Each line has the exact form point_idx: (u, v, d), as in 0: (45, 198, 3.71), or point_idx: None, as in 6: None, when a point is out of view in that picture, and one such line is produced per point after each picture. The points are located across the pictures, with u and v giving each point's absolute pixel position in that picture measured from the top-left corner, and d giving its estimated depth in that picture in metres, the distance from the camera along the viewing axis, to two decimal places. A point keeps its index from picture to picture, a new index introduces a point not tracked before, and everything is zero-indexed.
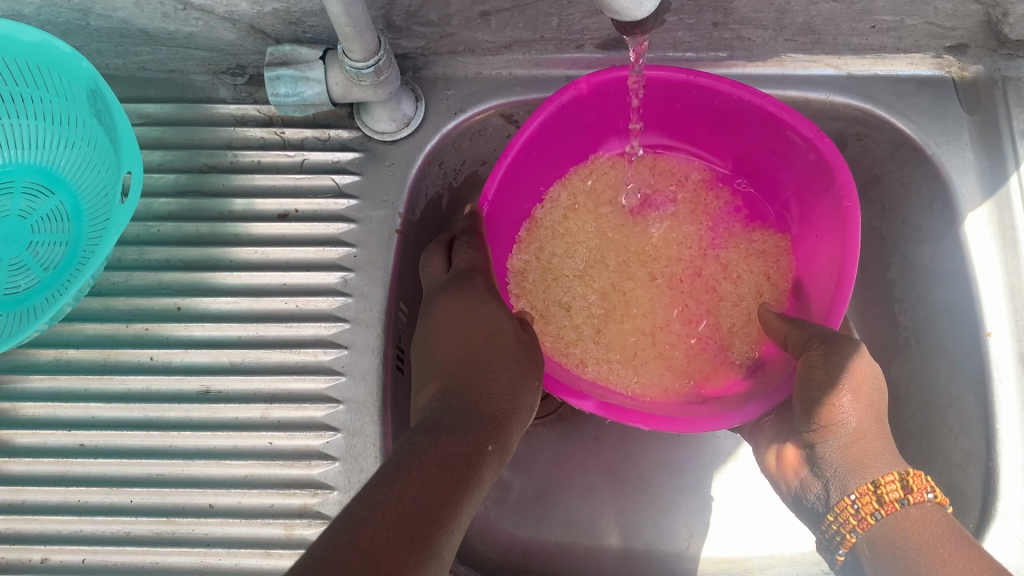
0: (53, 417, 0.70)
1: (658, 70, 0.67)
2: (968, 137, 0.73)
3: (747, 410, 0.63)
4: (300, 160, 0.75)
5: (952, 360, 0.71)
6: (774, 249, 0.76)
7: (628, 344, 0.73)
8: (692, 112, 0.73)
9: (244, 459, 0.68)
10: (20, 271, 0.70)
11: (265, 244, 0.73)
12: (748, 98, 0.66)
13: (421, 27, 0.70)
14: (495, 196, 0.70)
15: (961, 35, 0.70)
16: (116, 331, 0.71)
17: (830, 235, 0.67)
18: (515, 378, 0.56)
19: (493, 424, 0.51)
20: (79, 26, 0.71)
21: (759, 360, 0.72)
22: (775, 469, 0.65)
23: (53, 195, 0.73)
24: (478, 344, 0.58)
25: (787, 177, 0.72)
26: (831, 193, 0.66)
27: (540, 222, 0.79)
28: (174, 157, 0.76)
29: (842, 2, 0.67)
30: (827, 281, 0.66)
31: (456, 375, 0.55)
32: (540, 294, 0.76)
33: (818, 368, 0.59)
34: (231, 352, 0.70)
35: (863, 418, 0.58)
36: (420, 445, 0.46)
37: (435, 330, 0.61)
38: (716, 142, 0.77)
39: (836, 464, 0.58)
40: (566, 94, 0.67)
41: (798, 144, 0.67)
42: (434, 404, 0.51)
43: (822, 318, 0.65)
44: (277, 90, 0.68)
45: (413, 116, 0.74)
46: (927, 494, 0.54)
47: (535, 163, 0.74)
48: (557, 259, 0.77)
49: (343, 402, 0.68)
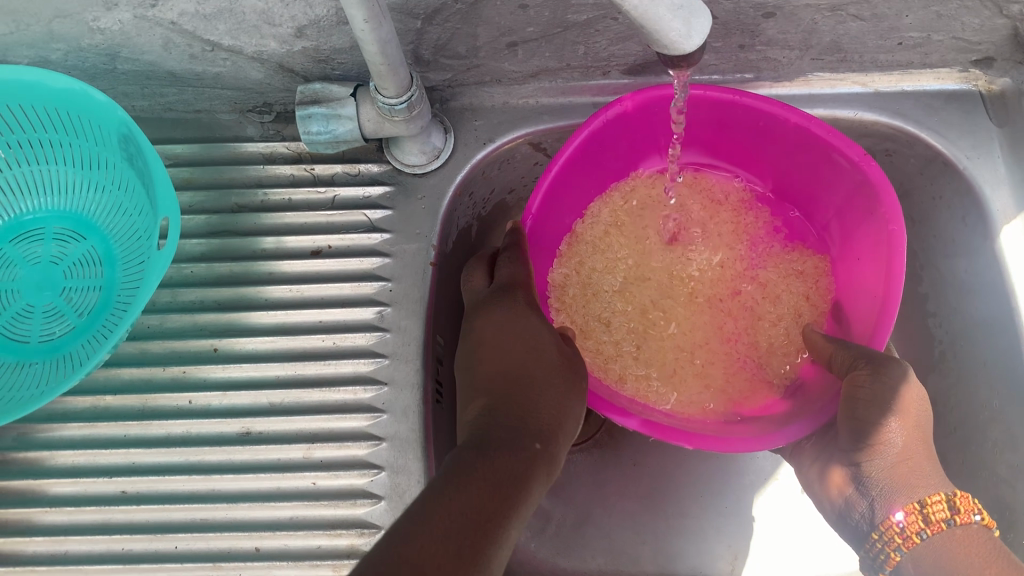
0: (94, 465, 0.70)
1: (703, 90, 0.69)
2: (998, 150, 0.73)
3: (788, 431, 0.62)
4: (331, 196, 0.75)
5: (992, 375, 0.71)
6: (813, 270, 0.75)
7: (668, 361, 0.73)
8: (735, 132, 0.74)
9: (288, 501, 0.68)
10: (55, 318, 0.70)
11: (300, 282, 0.73)
12: (795, 120, 0.67)
13: (449, 60, 0.70)
14: (540, 210, 0.70)
15: (987, 48, 0.70)
16: (154, 375, 0.72)
17: (873, 259, 0.67)
18: (563, 393, 0.56)
19: (542, 439, 0.51)
20: (106, 70, 0.71)
21: (796, 383, 0.72)
22: (818, 484, 0.65)
23: (85, 240, 0.73)
24: (521, 360, 0.58)
25: (828, 198, 0.73)
26: (875, 217, 0.66)
27: (580, 238, 0.79)
28: (204, 198, 0.76)
29: (870, 21, 0.67)
30: (870, 303, 0.66)
31: (502, 392, 0.54)
32: (580, 308, 0.76)
33: (863, 387, 0.57)
34: (271, 393, 0.70)
35: (910, 439, 0.57)
36: (468, 462, 0.46)
37: (482, 348, 0.60)
38: (758, 162, 0.77)
39: (882, 484, 0.58)
40: (610, 111, 0.67)
41: (841, 166, 0.68)
42: (483, 423, 0.51)
43: (864, 340, 0.65)
44: (310, 128, 0.68)
45: (443, 148, 0.74)
46: (973, 515, 0.56)
47: (576, 184, 0.74)
48: (596, 275, 0.77)
49: (385, 439, 0.68)
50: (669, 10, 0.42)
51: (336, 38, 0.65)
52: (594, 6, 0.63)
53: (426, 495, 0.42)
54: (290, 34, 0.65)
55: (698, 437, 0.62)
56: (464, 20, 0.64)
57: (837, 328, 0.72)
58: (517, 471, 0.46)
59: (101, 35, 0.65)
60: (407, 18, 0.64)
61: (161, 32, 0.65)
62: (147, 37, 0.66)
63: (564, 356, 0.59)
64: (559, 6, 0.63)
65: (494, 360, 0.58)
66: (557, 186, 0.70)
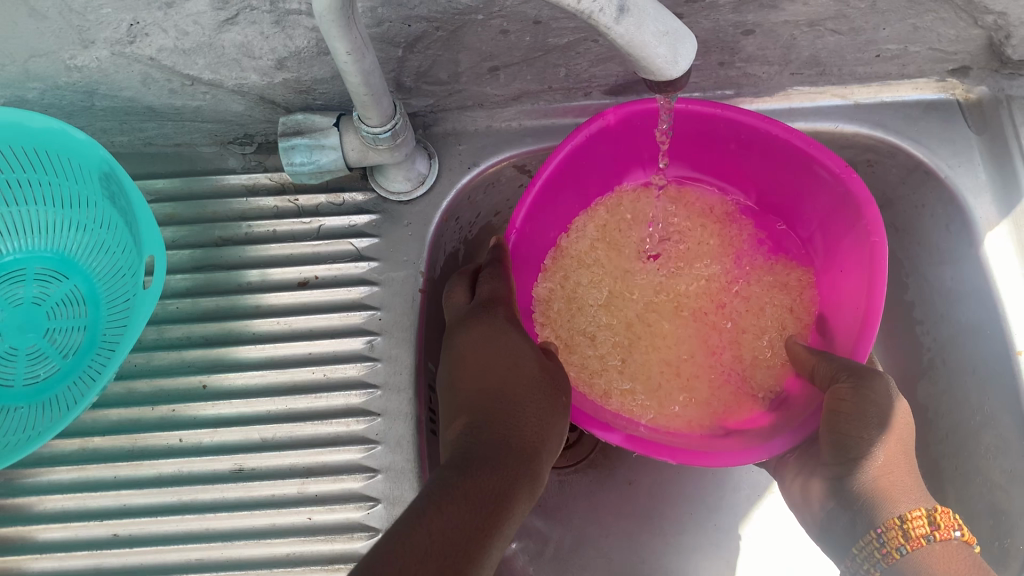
0: (84, 509, 0.68)
1: (688, 103, 0.69)
2: (979, 158, 0.73)
3: (771, 445, 0.62)
4: (316, 226, 0.75)
5: (981, 382, 0.71)
6: (797, 283, 0.76)
7: (652, 375, 0.72)
8: (718, 145, 0.74)
9: (283, 537, 0.67)
10: (39, 359, 0.69)
11: (287, 314, 0.72)
12: (777, 132, 0.67)
13: (431, 86, 0.70)
14: (523, 225, 0.70)
15: (964, 58, 0.71)
16: (142, 414, 0.71)
17: (855, 270, 0.67)
18: (548, 409, 0.55)
19: (527, 456, 0.50)
20: (83, 107, 0.70)
21: (780, 396, 0.71)
22: (801, 499, 0.64)
23: (67, 279, 0.72)
24: (502, 376, 0.56)
25: (811, 209, 0.73)
26: (857, 230, 0.66)
27: (565, 252, 0.78)
28: (187, 233, 0.75)
29: (849, 35, 0.67)
30: (853, 315, 0.66)
31: (485, 408, 0.53)
32: (564, 321, 0.75)
33: (846, 401, 0.58)
34: (263, 428, 0.69)
35: (892, 453, 0.57)
36: (451, 482, 0.45)
37: (462, 366, 0.59)
38: (741, 175, 0.77)
39: (861, 497, 0.57)
40: (593, 125, 0.67)
41: (823, 178, 0.68)
42: (465, 442, 0.50)
43: (848, 352, 0.65)
44: (292, 159, 0.67)
45: (428, 173, 0.74)
46: (954, 531, 0.54)
47: (558, 200, 0.74)
48: (581, 289, 0.77)
49: (380, 471, 0.68)
50: (655, 36, 0.42)
51: (316, 68, 0.65)
52: (575, 29, 0.63)
53: (408, 515, 0.42)
54: (270, 66, 0.65)
55: (681, 451, 0.61)
56: (446, 46, 0.64)
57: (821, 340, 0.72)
58: (500, 489, 0.46)
59: (78, 72, 0.65)
60: (388, 46, 0.64)
61: (139, 68, 0.64)
62: (126, 73, 0.65)
63: (546, 368, 0.59)
64: (540, 30, 0.63)
65: (474, 378, 0.57)
66: (538, 204, 0.70)
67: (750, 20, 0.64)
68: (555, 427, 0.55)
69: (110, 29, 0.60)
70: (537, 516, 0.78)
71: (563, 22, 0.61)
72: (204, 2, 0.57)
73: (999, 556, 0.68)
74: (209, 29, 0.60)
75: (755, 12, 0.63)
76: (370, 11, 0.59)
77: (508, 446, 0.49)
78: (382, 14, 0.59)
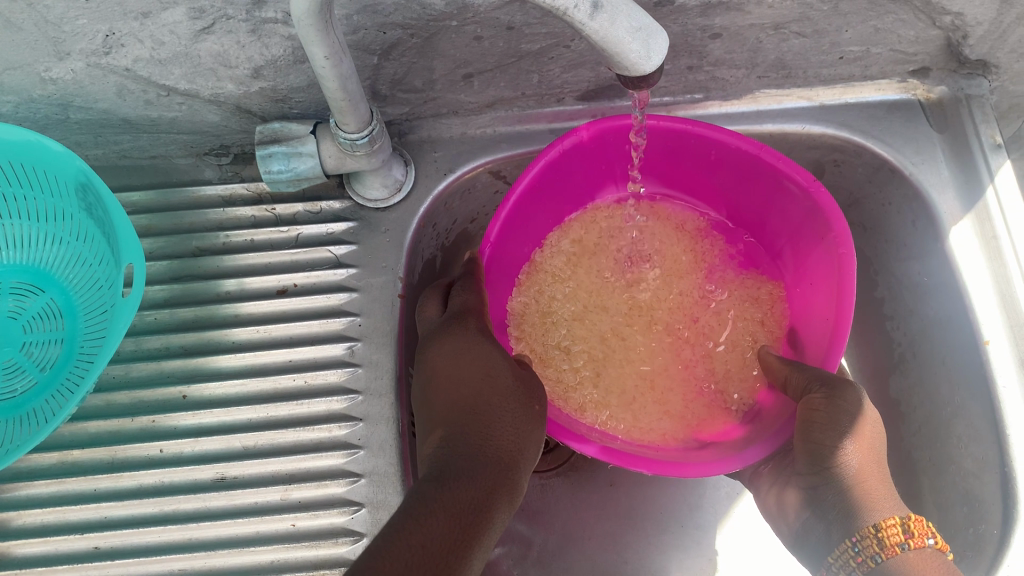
0: (63, 523, 0.68)
1: (658, 119, 0.69)
2: (941, 155, 0.76)
3: (745, 454, 0.62)
4: (294, 234, 0.75)
5: (951, 373, 0.72)
6: (768, 297, 0.77)
7: (627, 388, 0.73)
8: (689, 160, 0.75)
9: (267, 545, 0.67)
10: (16, 374, 0.69)
11: (267, 322, 0.73)
12: (747, 148, 0.68)
13: (406, 93, 0.71)
14: (497, 238, 0.70)
15: (923, 59, 0.73)
16: (122, 426, 0.70)
17: (824, 283, 0.68)
18: (523, 420, 0.55)
19: (505, 467, 0.50)
20: (58, 120, 0.70)
21: (753, 408, 0.73)
22: (776, 509, 0.65)
23: (43, 293, 0.72)
24: (477, 387, 0.56)
25: (781, 223, 0.74)
26: (825, 243, 0.67)
27: (539, 268, 0.79)
28: (164, 244, 0.75)
29: (812, 37, 0.69)
30: (822, 324, 0.67)
31: (461, 419, 0.54)
32: (539, 337, 0.76)
33: (820, 410, 0.59)
34: (244, 437, 0.69)
35: (866, 460, 0.58)
36: (429, 495, 0.45)
37: (434, 376, 0.59)
38: (713, 191, 0.78)
39: (835, 507, 0.57)
40: (566, 140, 0.68)
41: (793, 193, 0.69)
42: (441, 453, 0.50)
43: (820, 361, 0.66)
44: (270, 167, 0.68)
45: (404, 180, 0.75)
46: (927, 539, 0.54)
47: (531, 215, 0.75)
48: (555, 304, 0.77)
49: (363, 475, 0.68)
50: (629, 32, 0.44)
51: (292, 77, 0.66)
52: (547, 35, 0.64)
53: (388, 529, 0.42)
54: (246, 75, 0.65)
55: (655, 463, 0.62)
56: (420, 53, 0.65)
57: (793, 352, 0.73)
58: (478, 501, 0.46)
59: (53, 84, 0.65)
60: (364, 54, 0.64)
61: (115, 79, 0.65)
62: (101, 85, 0.65)
63: (522, 379, 0.59)
64: (513, 36, 0.64)
65: (448, 388, 0.57)
66: (510, 220, 0.71)
67: (717, 23, 0.66)
68: (531, 436, 0.55)
69: (86, 41, 0.60)
70: (520, 519, 0.78)
71: (536, 27, 0.63)
72: (180, 12, 0.58)
73: (975, 543, 0.68)
74: (185, 39, 0.61)
75: (722, 15, 0.65)
76: (346, 19, 0.60)
77: (485, 456, 0.50)
78: (358, 21, 0.60)
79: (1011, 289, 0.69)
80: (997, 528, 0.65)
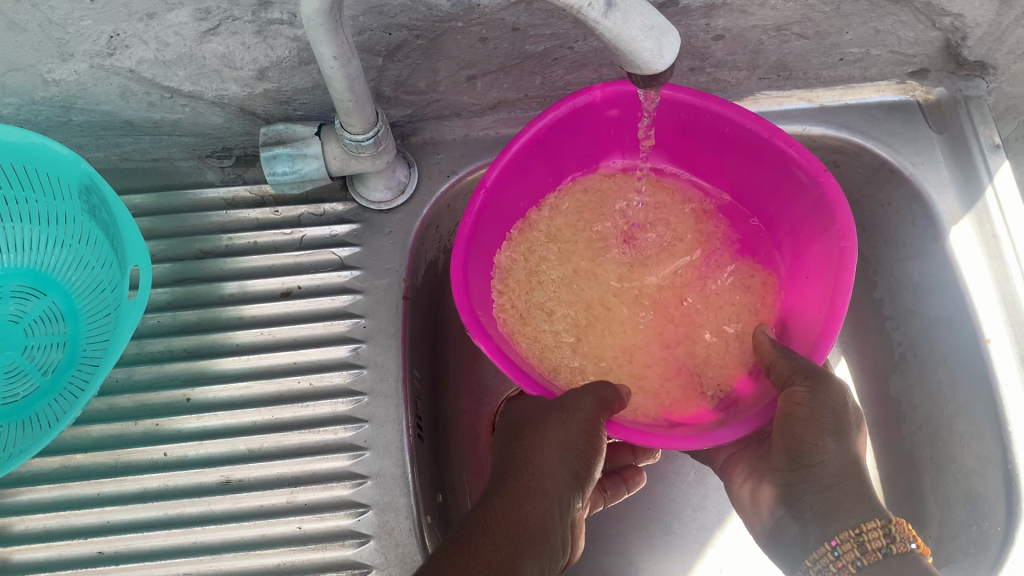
0: (66, 527, 0.68)
1: (674, 91, 0.68)
2: (940, 155, 0.76)
3: (718, 434, 0.59)
4: (298, 236, 0.75)
5: (952, 372, 0.72)
6: (761, 286, 0.74)
7: (605, 358, 0.71)
8: (702, 138, 0.73)
9: (275, 547, 0.67)
10: (18, 378, 0.69)
11: (270, 324, 0.73)
12: (761, 131, 0.68)
13: (410, 95, 0.71)
14: (494, 187, 0.68)
15: (922, 61, 0.73)
16: (124, 430, 0.70)
17: (822, 269, 0.67)
18: (569, 433, 0.57)
19: (537, 508, 0.52)
20: (60, 122, 0.70)
21: (729, 397, 0.69)
22: (750, 505, 0.63)
23: (45, 296, 0.72)
24: (538, 438, 0.58)
25: (786, 213, 0.72)
26: (828, 232, 0.66)
27: (532, 225, 0.77)
28: (167, 247, 0.75)
29: (814, 39, 0.69)
30: (813, 321, 0.65)
31: (511, 475, 0.55)
32: (522, 296, 0.74)
33: (802, 406, 0.58)
34: (249, 439, 0.69)
35: (845, 463, 0.56)
36: (447, 557, 0.48)
37: (515, 433, 0.61)
38: (721, 172, 0.77)
39: (812, 508, 0.56)
40: (578, 98, 0.67)
41: (802, 183, 0.68)
42: (482, 508, 0.53)
43: (809, 349, 0.64)
44: (274, 168, 0.68)
45: (407, 183, 0.75)
46: (910, 544, 0.52)
47: (530, 170, 0.73)
48: (545, 264, 0.75)
49: (369, 477, 0.68)
50: (643, 31, 0.44)
51: (297, 78, 0.66)
52: (551, 36, 0.64)
53: None
54: (251, 77, 0.65)
55: (624, 428, 0.60)
56: (425, 55, 0.65)
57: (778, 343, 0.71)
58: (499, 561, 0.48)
59: (56, 86, 0.64)
60: (369, 55, 0.64)
61: (118, 81, 0.64)
62: (104, 86, 0.65)
63: (571, 395, 0.60)
64: (517, 38, 0.64)
65: (515, 445, 0.58)
66: (503, 181, 0.69)
67: (720, 24, 0.66)
68: (576, 444, 0.56)
69: (90, 42, 0.60)
70: None
71: (540, 29, 0.63)
72: (186, 12, 0.58)
73: (978, 540, 0.67)
74: (190, 40, 0.60)
75: (725, 17, 0.65)
76: (352, 20, 0.60)
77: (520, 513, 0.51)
78: (364, 22, 0.60)
79: (1011, 287, 0.70)
80: (1001, 525, 0.65)
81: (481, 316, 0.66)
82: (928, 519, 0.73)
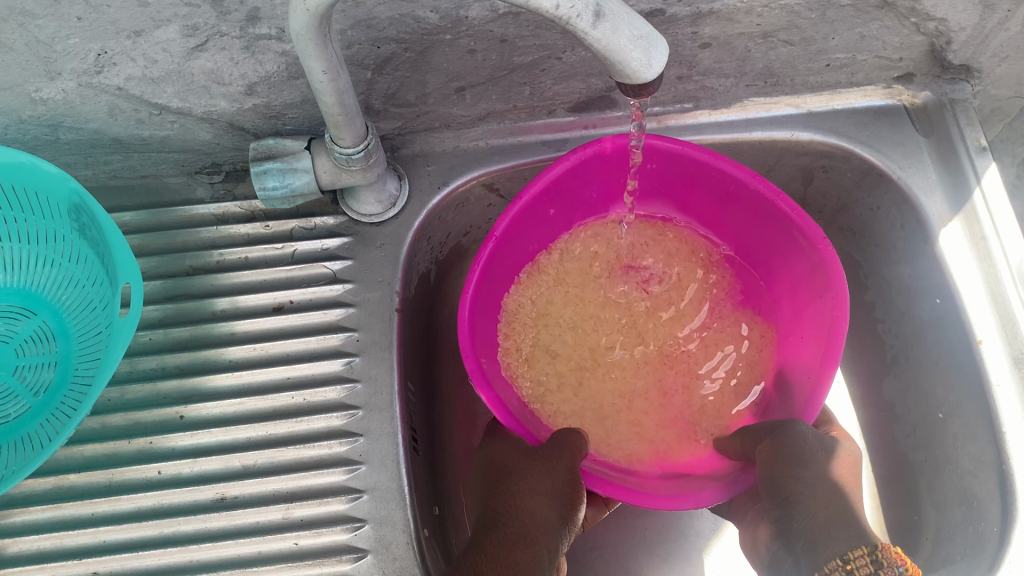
0: (60, 548, 0.67)
1: (671, 143, 0.68)
2: (928, 160, 0.76)
3: (702, 494, 0.60)
4: (290, 251, 0.75)
5: (946, 375, 0.72)
6: (758, 338, 0.74)
7: (605, 404, 0.71)
8: (706, 192, 0.73)
9: (271, 564, 0.66)
10: (8, 399, 0.68)
11: (264, 340, 0.73)
12: (763, 191, 0.68)
13: (398, 108, 0.71)
14: (501, 237, 0.69)
15: (908, 65, 0.74)
16: (119, 448, 0.70)
17: (815, 328, 0.67)
18: (555, 481, 0.58)
19: (525, 547, 0.54)
20: (48, 141, 0.70)
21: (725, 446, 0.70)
22: (751, 548, 0.63)
23: (35, 316, 0.71)
24: (520, 478, 0.59)
25: (784, 271, 0.72)
26: (823, 297, 0.66)
27: (541, 269, 0.77)
28: (158, 263, 0.75)
29: (800, 45, 0.70)
30: (808, 378, 0.66)
31: (495, 514, 0.57)
32: (528, 337, 0.74)
33: (765, 451, 0.59)
34: (243, 456, 0.69)
35: (822, 490, 0.57)
36: None
37: (491, 468, 0.63)
38: (723, 226, 0.76)
39: (801, 538, 0.56)
40: (588, 149, 0.68)
41: (801, 245, 0.68)
42: (471, 548, 0.55)
43: (802, 407, 0.65)
44: (265, 183, 0.68)
45: (398, 195, 0.75)
46: (898, 569, 0.52)
47: (541, 218, 0.73)
48: (554, 307, 0.75)
49: (365, 491, 0.67)
50: (632, 40, 0.44)
51: (286, 93, 0.66)
52: (538, 47, 0.64)
53: None
54: (240, 92, 0.65)
55: (602, 482, 0.62)
56: (414, 67, 0.65)
57: (777, 396, 0.70)
58: None
59: (43, 105, 0.64)
60: (357, 69, 0.64)
61: (106, 99, 0.64)
62: (92, 104, 0.65)
63: (551, 441, 0.62)
64: (506, 49, 0.64)
65: (496, 484, 0.60)
66: (509, 233, 0.70)
67: (707, 33, 0.66)
68: (562, 490, 0.58)
69: (78, 60, 0.59)
70: None
71: (527, 40, 0.63)
72: (173, 29, 0.58)
73: (975, 542, 0.66)
74: (178, 57, 0.60)
75: (712, 25, 0.65)
76: (340, 34, 0.60)
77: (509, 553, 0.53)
78: (353, 36, 0.60)
79: (1002, 289, 0.69)
80: (997, 526, 0.64)
81: (483, 363, 0.67)
82: (925, 522, 0.73)
